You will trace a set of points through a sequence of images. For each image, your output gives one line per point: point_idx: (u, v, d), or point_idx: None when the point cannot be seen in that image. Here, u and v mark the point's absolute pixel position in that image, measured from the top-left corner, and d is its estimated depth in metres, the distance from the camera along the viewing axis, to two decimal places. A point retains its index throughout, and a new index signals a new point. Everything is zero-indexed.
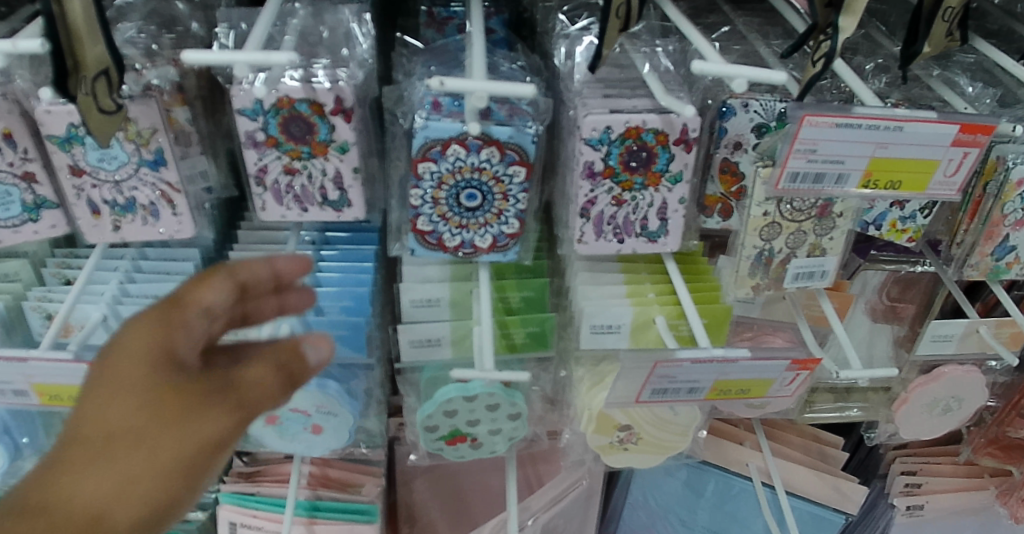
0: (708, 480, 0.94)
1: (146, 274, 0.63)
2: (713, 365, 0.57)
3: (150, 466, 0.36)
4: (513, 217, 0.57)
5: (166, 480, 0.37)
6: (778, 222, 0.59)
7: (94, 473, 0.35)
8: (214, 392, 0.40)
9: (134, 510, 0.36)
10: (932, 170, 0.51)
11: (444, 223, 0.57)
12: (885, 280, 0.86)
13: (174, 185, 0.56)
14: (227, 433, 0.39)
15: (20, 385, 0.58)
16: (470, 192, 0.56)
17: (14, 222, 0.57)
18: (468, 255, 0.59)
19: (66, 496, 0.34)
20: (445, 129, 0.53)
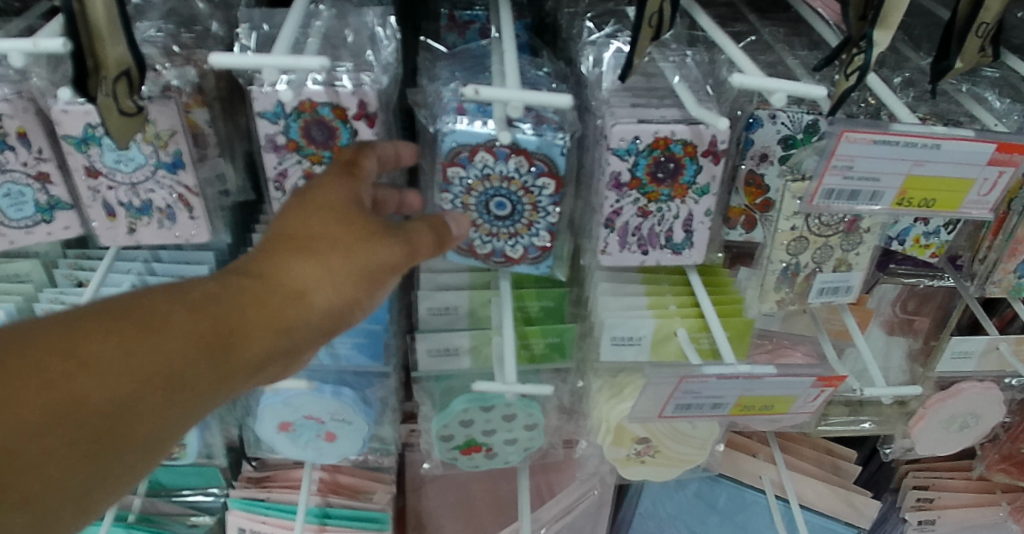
0: (720, 493, 0.95)
1: (160, 277, 0.62)
2: (739, 381, 0.56)
3: (339, 271, 0.43)
4: (544, 229, 0.57)
5: (351, 284, 0.43)
6: (805, 236, 0.58)
7: (299, 261, 0.42)
8: (393, 226, 0.46)
9: (323, 302, 0.42)
10: (966, 189, 0.49)
11: (474, 230, 0.57)
12: (901, 293, 0.86)
13: (192, 189, 0.55)
14: (400, 259, 0.46)
15: None
16: (499, 201, 0.55)
17: (28, 222, 0.56)
18: (500, 263, 0.59)
19: (272, 278, 0.41)
20: (473, 135, 0.52)
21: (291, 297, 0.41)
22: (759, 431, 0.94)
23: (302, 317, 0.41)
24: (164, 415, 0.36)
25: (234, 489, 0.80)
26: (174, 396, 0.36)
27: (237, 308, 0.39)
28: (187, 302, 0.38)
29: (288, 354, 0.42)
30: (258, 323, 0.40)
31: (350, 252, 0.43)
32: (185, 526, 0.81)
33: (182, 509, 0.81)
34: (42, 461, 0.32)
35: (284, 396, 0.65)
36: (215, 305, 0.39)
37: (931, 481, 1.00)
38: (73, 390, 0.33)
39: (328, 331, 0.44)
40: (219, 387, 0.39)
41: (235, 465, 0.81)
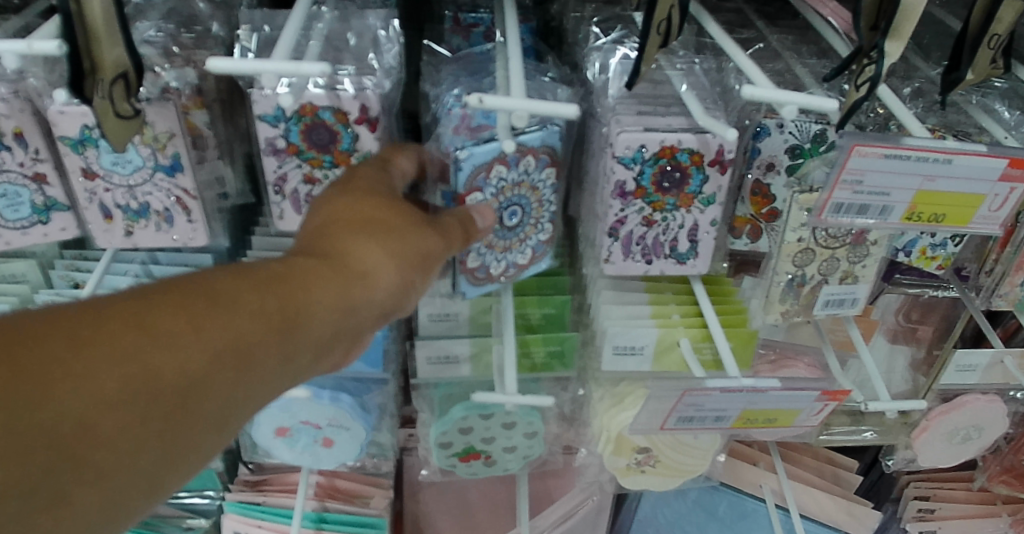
0: (720, 500, 0.94)
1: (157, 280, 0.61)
2: (743, 395, 0.55)
3: (388, 256, 0.45)
4: (548, 222, 0.58)
5: (398, 270, 0.46)
6: (811, 248, 0.57)
7: (352, 246, 0.44)
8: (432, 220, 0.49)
9: (378, 284, 0.45)
10: (977, 204, 0.48)
11: (491, 252, 0.57)
12: (905, 302, 0.85)
13: (190, 192, 0.54)
14: (443, 247, 0.49)
15: None
16: (512, 210, 0.55)
17: (24, 224, 0.55)
18: (513, 275, 0.59)
19: (329, 261, 0.43)
20: (486, 152, 0.52)
21: (348, 278, 0.43)
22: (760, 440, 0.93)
23: (358, 300, 0.43)
24: (240, 392, 0.37)
25: (230, 491, 0.79)
26: (250, 371, 0.37)
27: (303, 289, 0.40)
28: (258, 281, 0.39)
29: (344, 339, 0.44)
30: (322, 303, 0.41)
31: (397, 238, 0.46)
32: (180, 528, 0.80)
33: (177, 511, 0.81)
34: (125, 433, 0.31)
35: (281, 401, 0.65)
36: (284, 285, 0.40)
37: (931, 492, 0.99)
38: (153, 362, 0.33)
39: (377, 318, 0.46)
40: (283, 368, 0.39)
41: (231, 468, 0.81)
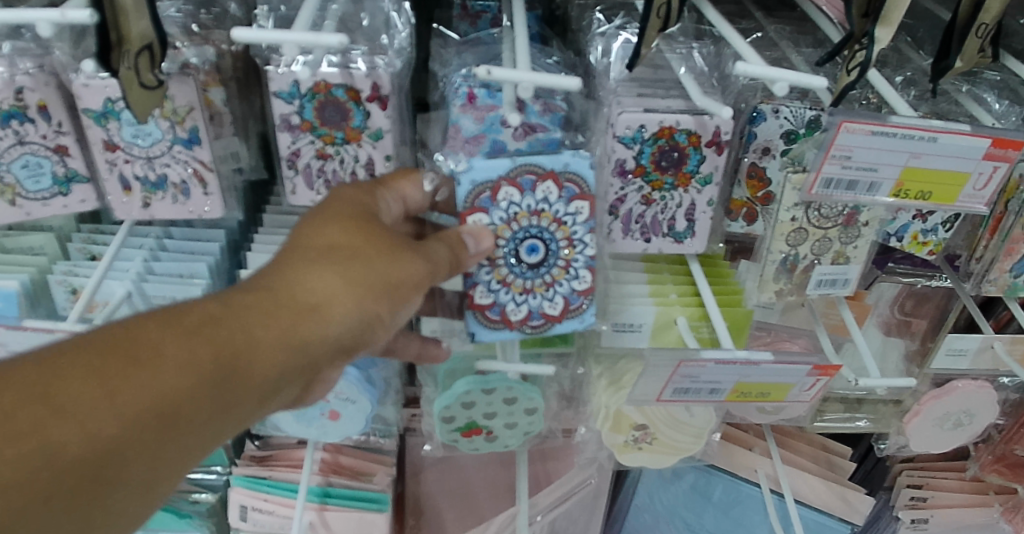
0: (715, 486, 0.98)
1: (171, 253, 0.63)
2: (736, 367, 0.57)
3: (346, 288, 0.44)
4: (581, 267, 0.58)
5: (358, 300, 0.44)
6: (804, 228, 0.59)
7: (306, 278, 0.43)
8: (409, 245, 0.48)
9: (335, 318, 0.43)
10: (963, 182, 0.50)
11: (506, 289, 0.57)
12: (900, 293, 0.87)
13: (207, 164, 0.56)
14: (413, 274, 0.47)
15: None
16: (530, 245, 0.56)
17: (45, 195, 0.57)
18: (538, 325, 0.58)
19: (278, 295, 0.42)
20: (492, 170, 0.55)
21: (298, 314, 0.42)
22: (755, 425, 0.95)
23: (310, 337, 0.42)
24: (165, 448, 0.37)
25: (236, 466, 0.81)
26: (171, 428, 0.37)
27: (240, 334, 0.40)
28: (186, 328, 0.38)
29: (302, 376, 0.43)
30: (264, 347, 0.41)
31: (357, 267, 0.45)
32: (187, 502, 0.82)
33: (184, 486, 0.83)
34: (23, 514, 0.32)
35: None
36: (216, 329, 0.39)
37: (925, 481, 1.01)
38: (55, 437, 0.33)
39: (344, 349, 0.45)
40: (223, 418, 0.39)
41: (237, 444, 0.83)
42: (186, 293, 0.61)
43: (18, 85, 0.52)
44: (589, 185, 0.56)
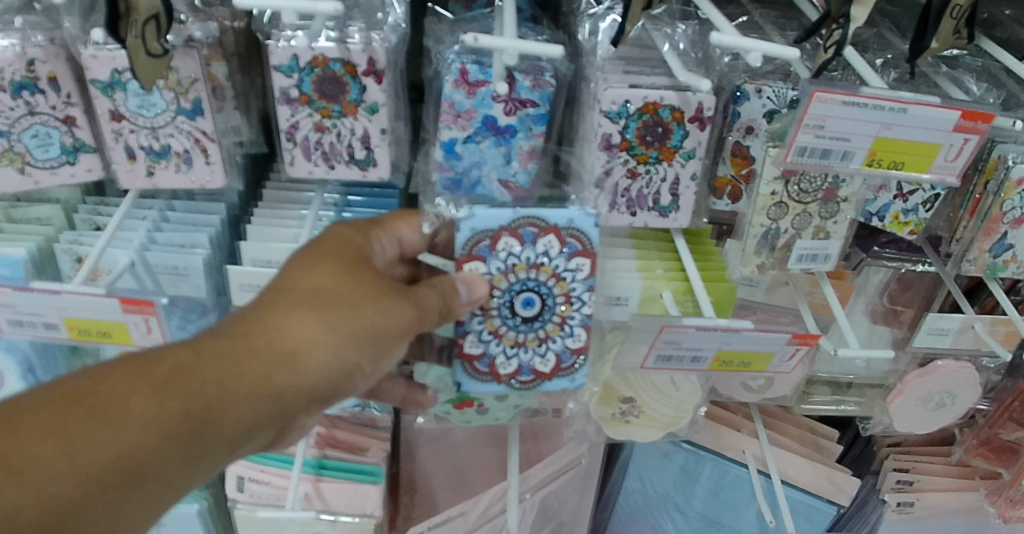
0: (703, 466, 1.00)
1: (173, 225, 0.66)
2: (717, 334, 0.59)
3: (324, 337, 0.48)
4: (575, 325, 0.62)
5: (333, 350, 0.48)
6: (784, 202, 0.61)
7: (286, 329, 0.47)
8: (392, 290, 0.52)
9: (307, 368, 0.47)
10: (935, 153, 0.52)
11: (499, 341, 0.61)
12: (888, 278, 0.89)
13: (209, 134, 0.58)
14: (392, 323, 0.51)
15: (51, 317, 0.56)
16: (527, 298, 0.60)
17: (53, 164, 0.58)
18: (526, 379, 0.63)
19: (254, 345, 0.46)
20: (494, 219, 0.59)
21: (274, 363, 0.46)
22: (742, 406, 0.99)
23: (285, 384, 0.46)
24: (143, 493, 0.41)
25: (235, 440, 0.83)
26: (147, 475, 0.41)
27: (208, 389, 0.43)
28: (165, 381, 0.42)
29: (280, 419, 0.47)
30: (233, 400, 0.44)
31: (334, 318, 0.48)
32: None
33: None
34: None
35: None
36: (192, 379, 0.43)
37: (911, 465, 1.03)
38: (21, 492, 0.37)
39: (323, 394, 0.49)
40: (188, 468, 0.43)
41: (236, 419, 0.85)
42: (187, 261, 0.63)
43: (29, 57, 0.54)
44: (591, 243, 0.60)
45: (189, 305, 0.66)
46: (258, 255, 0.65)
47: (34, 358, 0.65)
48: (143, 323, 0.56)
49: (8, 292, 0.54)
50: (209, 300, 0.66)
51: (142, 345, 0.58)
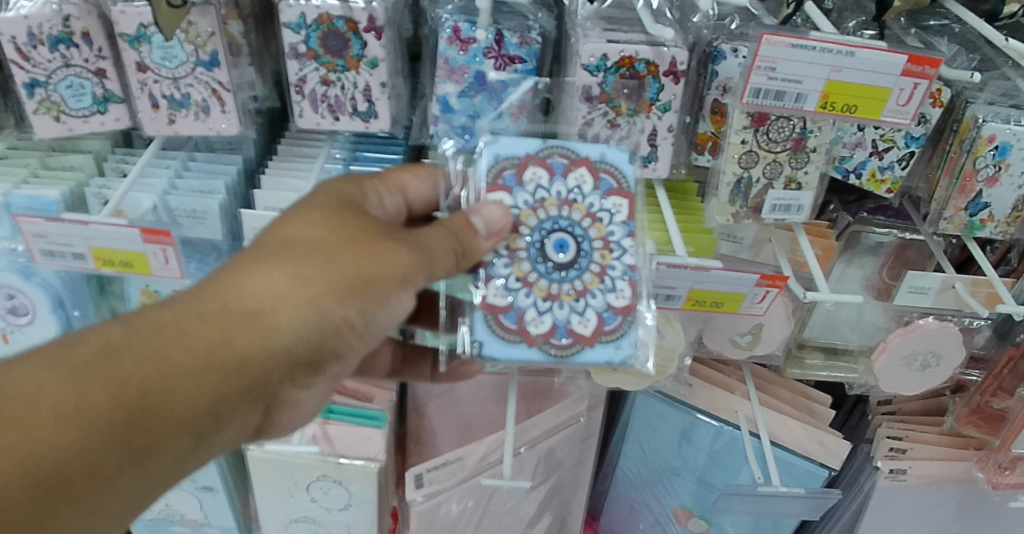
0: (699, 429, 1.04)
1: (193, 173, 0.72)
2: (687, 271, 0.64)
3: (291, 293, 0.50)
4: (612, 280, 0.62)
5: (305, 304, 0.50)
6: (755, 151, 0.65)
7: (251, 288, 0.49)
8: (375, 240, 0.53)
9: (269, 332, 0.50)
10: (885, 97, 0.56)
11: (532, 291, 0.61)
12: (886, 257, 0.93)
13: (225, 85, 0.64)
14: (368, 271, 0.52)
15: (79, 248, 0.63)
16: (562, 244, 0.61)
17: (85, 113, 0.65)
18: (562, 341, 0.61)
19: (211, 315, 0.49)
20: (515, 151, 0.62)
21: (230, 330, 0.49)
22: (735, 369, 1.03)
23: (256, 342, 0.49)
24: (119, 457, 0.47)
25: None
26: (119, 438, 0.46)
27: (155, 369, 0.47)
28: (120, 352, 0.47)
29: (253, 380, 0.50)
30: (184, 376, 0.48)
31: (300, 271, 0.50)
32: None
33: None
34: None
35: None
36: (146, 347, 0.47)
37: (904, 433, 1.05)
38: None
39: (304, 352, 0.52)
40: (154, 437, 0.48)
41: None
42: (204, 205, 0.69)
43: (65, 13, 0.61)
44: (629, 180, 0.63)
45: (205, 249, 0.72)
46: (270, 201, 0.70)
47: (65, 294, 0.72)
48: (160, 253, 0.62)
49: (41, 222, 0.61)
50: (224, 244, 0.72)
51: (159, 274, 0.64)
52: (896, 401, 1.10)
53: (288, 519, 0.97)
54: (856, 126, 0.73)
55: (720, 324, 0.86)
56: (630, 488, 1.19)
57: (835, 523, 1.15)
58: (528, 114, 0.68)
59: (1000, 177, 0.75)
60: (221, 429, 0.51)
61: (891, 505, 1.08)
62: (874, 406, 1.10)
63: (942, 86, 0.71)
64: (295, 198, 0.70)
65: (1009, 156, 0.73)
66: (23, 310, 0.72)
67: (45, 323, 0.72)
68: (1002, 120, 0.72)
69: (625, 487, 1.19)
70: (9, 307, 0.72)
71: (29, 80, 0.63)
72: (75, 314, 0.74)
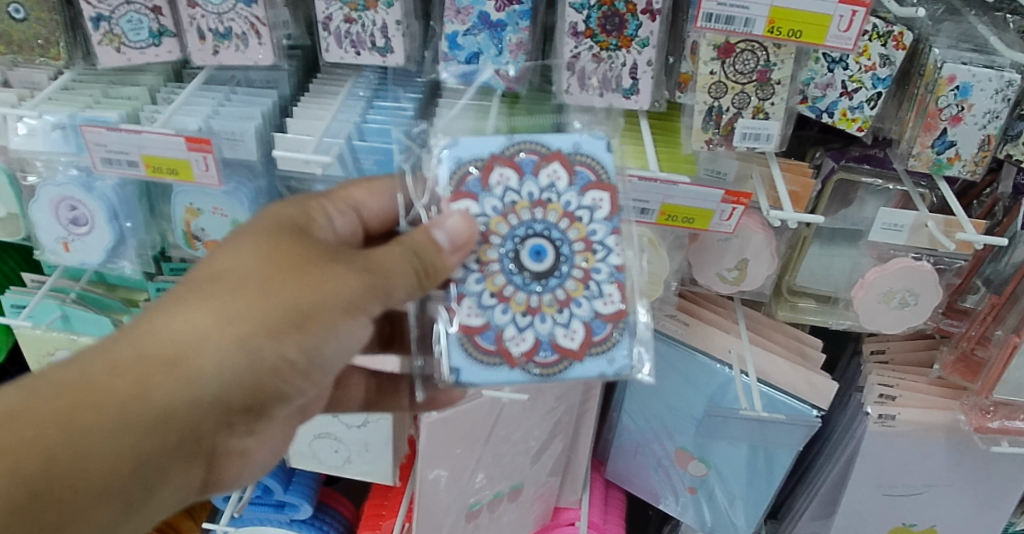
0: (696, 367, 1.08)
1: (233, 103, 0.83)
2: (656, 184, 0.75)
3: (219, 333, 0.58)
4: (589, 288, 0.73)
5: (233, 340, 0.59)
6: (723, 81, 0.74)
7: (171, 333, 0.58)
8: (321, 266, 0.62)
9: (195, 369, 0.58)
10: (827, 23, 0.65)
11: (514, 310, 0.72)
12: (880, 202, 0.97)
13: (262, 20, 0.75)
14: (303, 298, 0.60)
15: (134, 156, 0.75)
16: (538, 256, 0.71)
17: (142, 45, 0.77)
18: (546, 355, 0.73)
19: (140, 362, 0.57)
20: (473, 150, 0.72)
21: (157, 373, 0.57)
22: (727, 307, 1.12)
23: (181, 385, 0.57)
24: (41, 521, 0.53)
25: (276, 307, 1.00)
26: (39, 502, 0.52)
27: (85, 416, 0.54)
28: (26, 414, 0.53)
29: (185, 417, 0.58)
30: (114, 418, 0.55)
31: (225, 307, 0.59)
32: None
33: None
34: None
35: None
36: (56, 406, 0.54)
37: (894, 382, 1.11)
38: None
39: (234, 383, 0.60)
40: (90, 478, 0.55)
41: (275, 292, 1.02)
42: (244, 127, 0.79)
43: None
44: (611, 177, 0.72)
45: (242, 172, 0.83)
46: (301, 127, 0.81)
47: (119, 207, 0.83)
48: (202, 160, 0.75)
49: (102, 133, 0.74)
50: (258, 166, 0.84)
51: (200, 181, 0.77)
52: (889, 350, 1.16)
53: (311, 434, 1.07)
54: (826, 67, 0.80)
55: (708, 257, 0.93)
56: (634, 430, 1.23)
57: (829, 467, 1.21)
58: (525, 52, 0.79)
59: (964, 117, 0.80)
60: (165, 462, 0.59)
61: (881, 452, 1.12)
62: (868, 356, 1.16)
63: (903, 30, 0.78)
64: (322, 125, 0.81)
65: (971, 96, 0.79)
66: (84, 221, 0.83)
67: (102, 233, 0.83)
68: (960, 62, 0.78)
69: (628, 430, 1.24)
70: (70, 218, 0.83)
71: (95, 15, 0.75)
72: (127, 225, 0.85)
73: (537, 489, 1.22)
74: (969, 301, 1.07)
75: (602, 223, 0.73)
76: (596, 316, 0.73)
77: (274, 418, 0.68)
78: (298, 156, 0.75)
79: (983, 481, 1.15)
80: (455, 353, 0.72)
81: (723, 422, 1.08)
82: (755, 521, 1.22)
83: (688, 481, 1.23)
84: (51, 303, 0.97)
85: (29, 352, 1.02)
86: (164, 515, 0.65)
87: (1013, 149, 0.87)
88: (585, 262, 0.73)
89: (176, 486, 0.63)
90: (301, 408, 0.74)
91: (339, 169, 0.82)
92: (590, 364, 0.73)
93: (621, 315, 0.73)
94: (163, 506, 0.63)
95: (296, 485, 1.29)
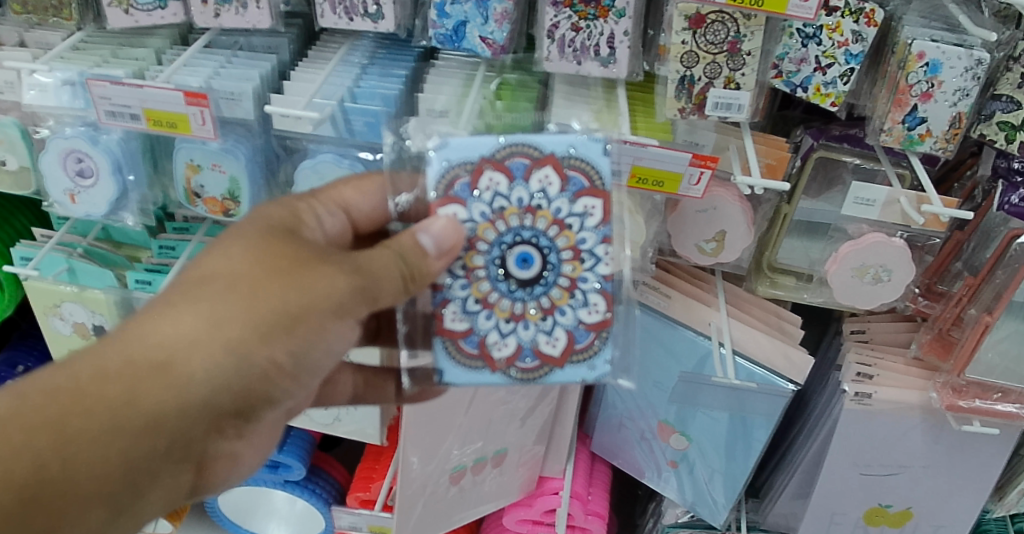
0: (676, 338, 1.10)
1: (234, 65, 0.88)
2: (628, 147, 0.80)
3: (207, 340, 0.61)
4: (574, 296, 0.77)
5: (223, 344, 0.61)
6: (694, 51, 0.77)
7: (160, 338, 0.60)
8: (308, 272, 0.64)
9: (182, 376, 0.60)
10: None
11: (500, 317, 0.76)
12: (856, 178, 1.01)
13: None
14: (293, 303, 0.62)
15: (135, 109, 0.81)
16: (526, 265, 0.75)
17: (149, 7, 0.83)
18: (530, 360, 0.77)
19: (130, 368, 0.59)
20: (461, 150, 0.74)
21: (145, 380, 0.59)
22: (709, 277, 1.15)
23: (170, 391, 0.60)
24: (34, 524, 0.56)
25: None
26: (30, 508, 0.56)
27: (76, 422, 0.57)
28: (16, 421, 0.56)
29: (173, 422, 0.61)
30: (103, 423, 0.58)
31: (214, 312, 0.61)
32: None
33: None
34: None
35: (315, 163, 0.86)
36: (46, 414, 0.57)
37: (873, 361, 1.13)
38: None
39: (222, 390, 0.62)
40: (79, 483, 0.58)
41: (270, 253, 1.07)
42: (241, 87, 0.84)
43: None
44: (605, 187, 0.75)
45: (239, 132, 0.88)
46: (297, 90, 0.86)
47: (123, 160, 0.88)
48: (199, 114, 0.81)
49: (107, 86, 0.80)
50: (255, 125, 0.88)
51: (197, 134, 0.83)
52: (868, 330, 1.18)
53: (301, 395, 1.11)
54: (800, 42, 0.82)
55: (686, 228, 0.95)
56: (618, 402, 1.25)
57: (807, 447, 1.23)
58: (510, 20, 0.82)
59: (934, 94, 0.83)
60: (154, 466, 0.62)
61: (858, 431, 1.14)
62: (848, 335, 1.19)
63: (875, 7, 0.80)
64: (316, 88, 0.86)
65: (941, 74, 0.82)
66: (89, 173, 0.88)
67: (106, 186, 0.88)
68: (930, 40, 0.81)
69: (613, 401, 1.26)
70: (78, 169, 0.88)
71: None
72: (130, 178, 0.89)
73: (521, 455, 1.26)
74: (948, 283, 1.08)
75: (591, 231, 0.76)
76: (580, 325, 0.77)
77: (262, 421, 0.70)
78: (291, 112, 0.80)
79: (958, 462, 1.16)
80: (439, 357, 0.76)
81: (697, 389, 1.13)
82: (733, 496, 1.22)
83: (670, 454, 1.25)
84: (58, 256, 1.03)
85: (36, 308, 1.06)
86: (156, 515, 0.68)
87: (986, 129, 0.88)
88: (572, 271, 0.76)
89: (168, 488, 0.66)
90: (290, 411, 0.76)
91: (331, 129, 0.87)
92: (571, 370, 0.78)
93: (603, 324, 0.78)
94: (156, 505, 0.67)
95: (291, 447, 1.31)
